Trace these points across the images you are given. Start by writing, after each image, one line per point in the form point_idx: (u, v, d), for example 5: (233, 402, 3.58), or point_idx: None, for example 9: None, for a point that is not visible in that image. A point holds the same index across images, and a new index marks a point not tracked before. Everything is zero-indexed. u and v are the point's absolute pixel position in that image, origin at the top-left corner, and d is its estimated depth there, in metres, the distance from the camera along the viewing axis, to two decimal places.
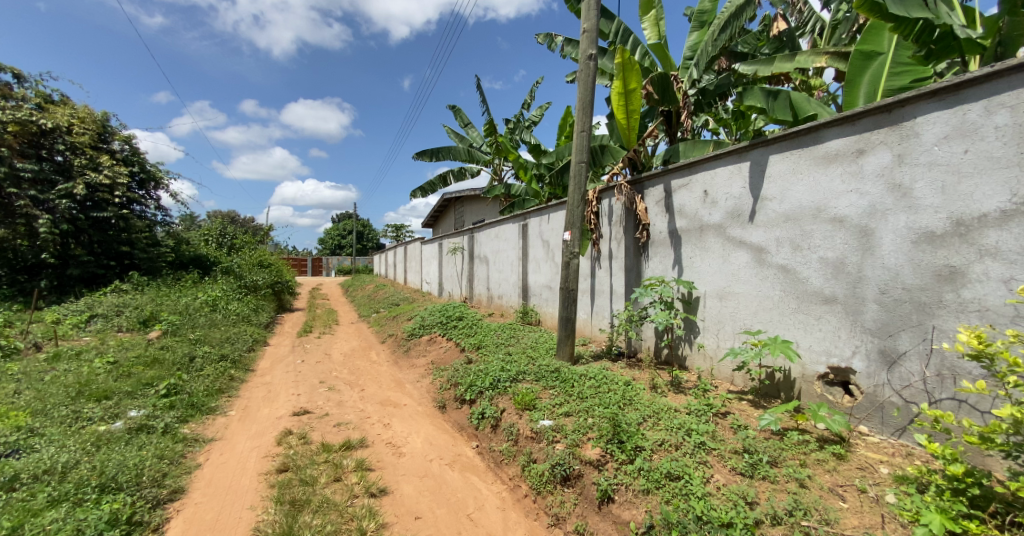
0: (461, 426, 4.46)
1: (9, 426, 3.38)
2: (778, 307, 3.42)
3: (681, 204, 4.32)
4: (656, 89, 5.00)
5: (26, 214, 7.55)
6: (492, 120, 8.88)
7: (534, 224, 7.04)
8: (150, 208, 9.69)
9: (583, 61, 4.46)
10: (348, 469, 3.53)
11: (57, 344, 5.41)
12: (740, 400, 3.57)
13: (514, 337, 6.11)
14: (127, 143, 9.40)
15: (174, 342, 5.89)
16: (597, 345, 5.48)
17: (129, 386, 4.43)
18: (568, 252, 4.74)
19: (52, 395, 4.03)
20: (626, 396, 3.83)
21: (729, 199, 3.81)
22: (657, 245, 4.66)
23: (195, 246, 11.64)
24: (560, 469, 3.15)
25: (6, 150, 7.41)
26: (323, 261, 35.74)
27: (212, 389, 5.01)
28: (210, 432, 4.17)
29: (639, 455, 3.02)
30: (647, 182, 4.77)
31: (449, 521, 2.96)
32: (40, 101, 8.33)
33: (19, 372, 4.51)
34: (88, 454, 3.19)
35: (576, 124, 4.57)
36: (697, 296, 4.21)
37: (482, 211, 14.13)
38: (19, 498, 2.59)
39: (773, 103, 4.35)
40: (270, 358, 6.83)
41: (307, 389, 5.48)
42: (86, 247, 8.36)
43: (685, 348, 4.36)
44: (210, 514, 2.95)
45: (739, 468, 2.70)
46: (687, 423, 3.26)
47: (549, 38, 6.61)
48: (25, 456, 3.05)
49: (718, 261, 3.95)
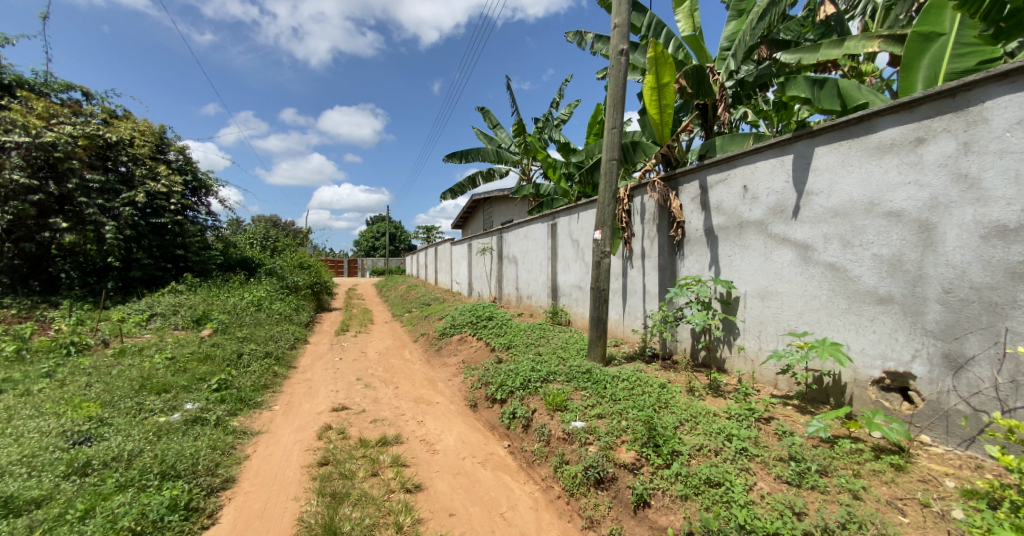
0: (493, 426, 4.48)
1: (82, 416, 3.69)
2: (827, 308, 3.23)
3: (719, 200, 4.16)
4: (691, 82, 4.86)
5: (95, 221, 8.10)
6: (520, 120, 8.89)
7: (563, 224, 7.00)
8: (201, 213, 10.50)
9: (614, 57, 4.38)
10: (384, 464, 3.63)
11: (122, 342, 5.86)
12: (784, 405, 3.40)
13: (544, 337, 6.09)
14: (181, 153, 10.14)
15: (223, 340, 6.25)
16: (629, 347, 5.36)
17: (185, 380, 4.74)
18: (599, 252, 4.66)
19: (118, 387, 4.37)
20: (662, 398, 3.74)
21: (771, 194, 3.63)
22: (693, 243, 4.51)
23: (241, 249, 12.32)
24: (593, 471, 3.11)
25: (78, 163, 8.01)
26: (358, 262, 36.90)
27: (258, 384, 5.28)
28: (257, 426, 4.40)
29: (677, 460, 2.94)
30: (682, 178, 4.62)
31: (483, 520, 2.98)
32: (106, 116, 9.07)
33: (90, 366, 4.91)
34: (150, 443, 3.44)
35: (607, 121, 4.49)
36: (736, 296, 4.04)
37: (510, 212, 14.18)
38: (91, 483, 2.83)
39: (820, 92, 4.14)
40: (310, 356, 7.12)
41: (345, 386, 5.69)
42: (147, 251, 9.03)
43: (723, 350, 4.20)
44: (258, 504, 3.10)
45: (785, 476, 2.58)
46: (727, 427, 3.14)
47: (579, 35, 6.54)
48: (96, 444, 3.33)
49: (759, 259, 3.77)
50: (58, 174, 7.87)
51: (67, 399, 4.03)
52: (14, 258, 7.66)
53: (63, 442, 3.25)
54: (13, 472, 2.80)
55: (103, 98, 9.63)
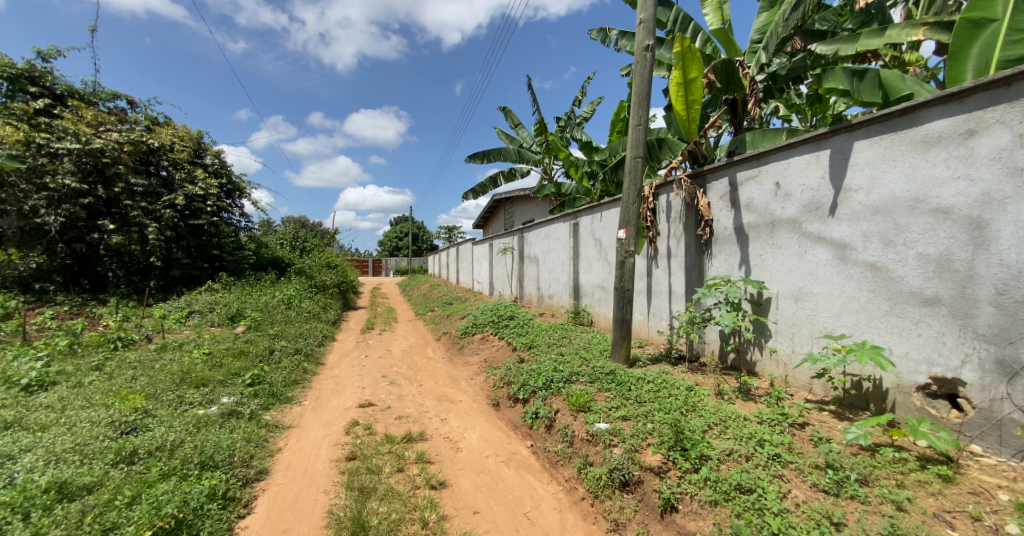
0: (516, 425, 4.49)
1: (129, 407, 3.91)
2: (867, 310, 3.09)
3: (750, 198, 4.04)
4: (719, 77, 4.76)
5: (139, 223, 8.56)
6: (541, 119, 8.86)
7: (586, 223, 6.94)
8: (235, 215, 10.95)
9: (639, 53, 4.30)
10: (409, 460, 3.70)
11: (163, 337, 6.17)
12: (820, 411, 3.26)
13: (566, 337, 6.06)
14: (217, 157, 10.61)
15: (257, 337, 6.50)
16: (654, 348, 5.27)
17: (221, 375, 4.96)
18: (623, 251, 4.60)
19: (161, 381, 4.60)
20: (689, 401, 3.65)
21: (805, 191, 3.49)
22: (721, 242, 4.39)
23: (271, 249, 12.76)
24: (618, 473, 3.08)
25: (124, 168, 8.47)
26: (382, 262, 37.58)
27: (288, 380, 5.46)
28: (288, 420, 4.55)
29: (705, 465, 2.87)
30: (710, 175, 4.51)
31: (507, 519, 2.99)
32: (149, 123, 9.57)
33: (135, 360, 5.20)
34: (190, 434, 3.62)
35: (632, 118, 4.42)
36: (767, 297, 3.91)
37: (532, 211, 14.18)
38: (137, 471, 2.98)
39: (859, 84, 3.99)
40: (338, 353, 7.32)
41: (371, 383, 5.82)
42: (185, 251, 9.47)
43: (754, 353, 4.07)
44: (290, 495, 3.20)
45: (822, 485, 2.48)
46: (759, 433, 3.04)
47: (603, 32, 6.47)
48: (141, 434, 3.51)
49: (792, 258, 3.64)
50: (105, 179, 8.34)
51: (115, 391, 4.26)
52: (66, 258, 8.16)
53: (112, 432, 3.45)
54: (67, 458, 2.98)
55: (146, 106, 10.16)
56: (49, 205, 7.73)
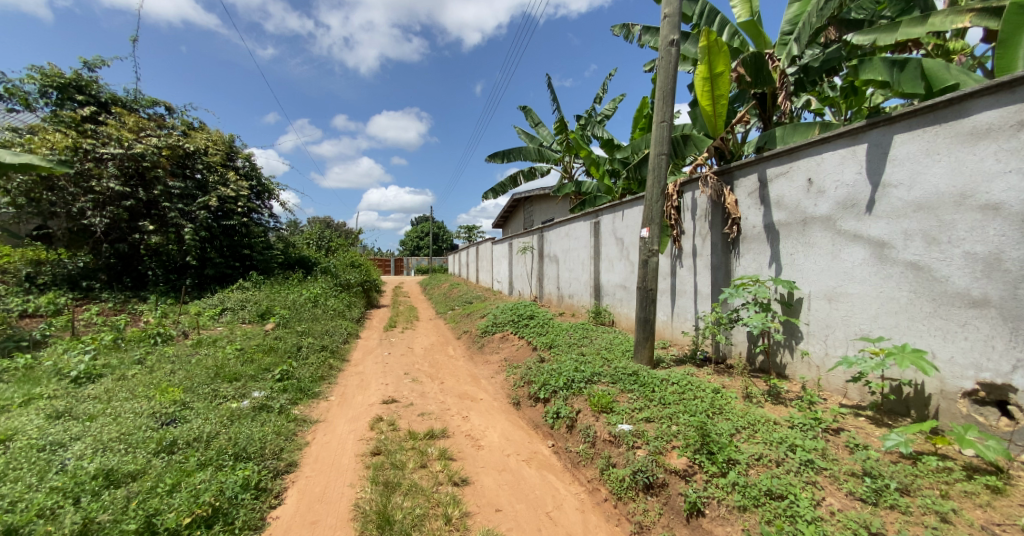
0: (537, 425, 4.48)
1: (168, 400, 4.10)
2: (907, 311, 2.94)
3: (780, 195, 3.90)
4: (749, 70, 4.69)
5: (176, 224, 8.97)
6: (562, 117, 8.80)
7: (607, 222, 6.86)
8: (264, 215, 11.34)
9: (663, 48, 4.22)
10: (432, 457, 3.75)
11: (198, 333, 6.45)
12: (856, 416, 3.12)
13: (587, 337, 6.01)
14: (247, 160, 11.01)
15: (285, 333, 6.71)
16: (678, 349, 5.16)
17: (252, 370, 5.14)
18: (646, 250, 4.52)
19: (196, 375, 4.80)
20: (716, 404, 3.57)
21: (840, 187, 3.36)
22: (749, 241, 4.26)
23: (298, 248, 13.14)
24: (642, 475, 3.03)
25: (162, 171, 8.88)
26: (403, 260, 38.16)
27: (315, 376, 5.61)
28: (315, 414, 4.69)
29: (733, 469, 2.80)
30: (737, 172, 4.39)
31: (530, 518, 2.99)
32: (184, 128, 9.99)
33: (173, 354, 5.44)
34: (225, 427, 3.77)
35: (656, 114, 4.34)
36: (799, 297, 3.77)
37: (552, 210, 14.13)
38: (177, 460, 3.13)
39: (900, 75, 3.82)
40: (362, 350, 7.48)
41: (394, 379, 5.93)
42: (218, 251, 9.86)
43: (784, 355, 3.94)
44: (318, 488, 3.30)
45: (860, 493, 2.38)
46: (790, 437, 2.94)
47: (626, 28, 6.39)
48: (179, 425, 3.68)
49: (826, 257, 3.50)
50: (145, 182, 8.76)
51: (155, 384, 4.48)
52: (110, 257, 8.62)
53: (154, 422, 3.63)
54: (114, 447, 3.15)
55: (182, 111, 10.62)
56: (95, 207, 8.19)
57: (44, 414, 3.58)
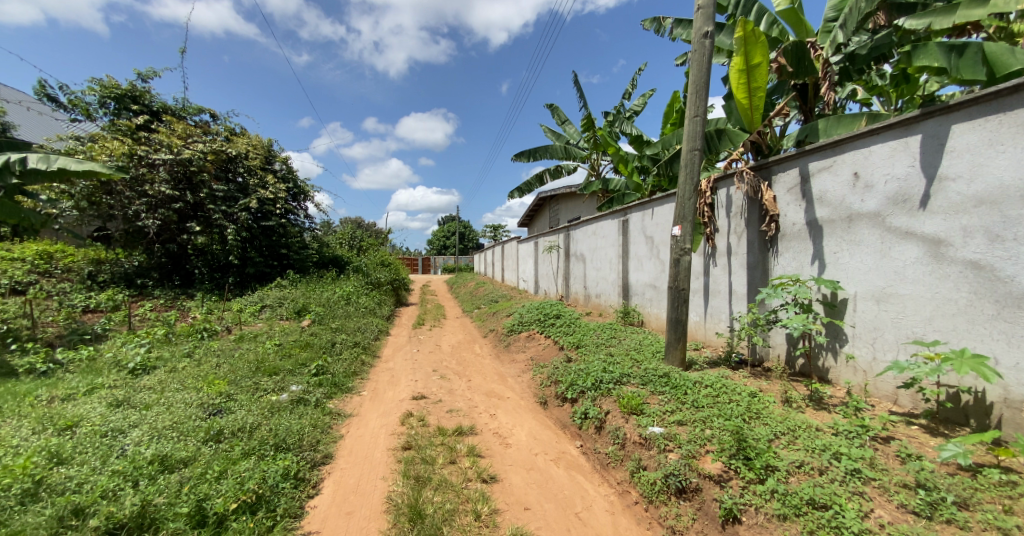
0: (565, 425, 4.46)
1: (215, 391, 4.35)
2: (967, 314, 2.75)
3: (823, 190, 3.72)
4: (791, 60, 4.51)
5: (220, 225, 9.47)
6: (589, 114, 8.68)
7: (636, 219, 6.75)
8: (300, 216, 11.80)
9: (697, 41, 4.09)
10: (461, 453, 3.80)
11: (240, 329, 6.78)
12: (908, 424, 2.94)
13: (615, 337, 5.92)
14: (285, 163, 11.48)
15: (320, 330, 6.97)
16: (712, 351, 5.01)
17: (290, 365, 5.36)
18: (678, 249, 4.40)
19: (240, 368, 5.06)
20: (753, 408, 3.44)
21: (890, 181, 3.16)
22: (789, 239, 4.08)
23: (332, 248, 13.58)
24: (674, 479, 2.96)
25: (208, 175, 9.40)
26: (431, 259, 38.75)
27: (349, 371, 5.80)
28: (349, 408, 4.84)
29: (772, 476, 2.69)
30: (776, 167, 4.20)
31: (559, 518, 2.98)
32: (227, 134, 10.52)
33: (218, 348, 5.76)
34: (266, 418, 3.95)
35: (688, 109, 4.22)
36: (843, 298, 3.58)
37: (578, 208, 13.98)
38: (223, 449, 3.31)
39: (959, 61, 3.57)
40: (392, 347, 7.67)
41: (423, 376, 6.04)
42: (258, 251, 10.33)
43: (827, 359, 3.75)
44: (353, 480, 3.41)
45: (912, 505, 2.25)
46: (835, 445, 2.80)
47: (657, 21, 6.25)
48: (225, 415, 3.90)
49: (874, 256, 3.31)
50: (192, 186, 9.28)
51: (203, 376, 4.75)
52: (161, 257, 9.20)
53: (202, 412, 3.86)
54: (167, 434, 3.36)
55: (225, 118, 11.20)
56: (148, 209, 8.75)
57: (106, 403, 3.86)
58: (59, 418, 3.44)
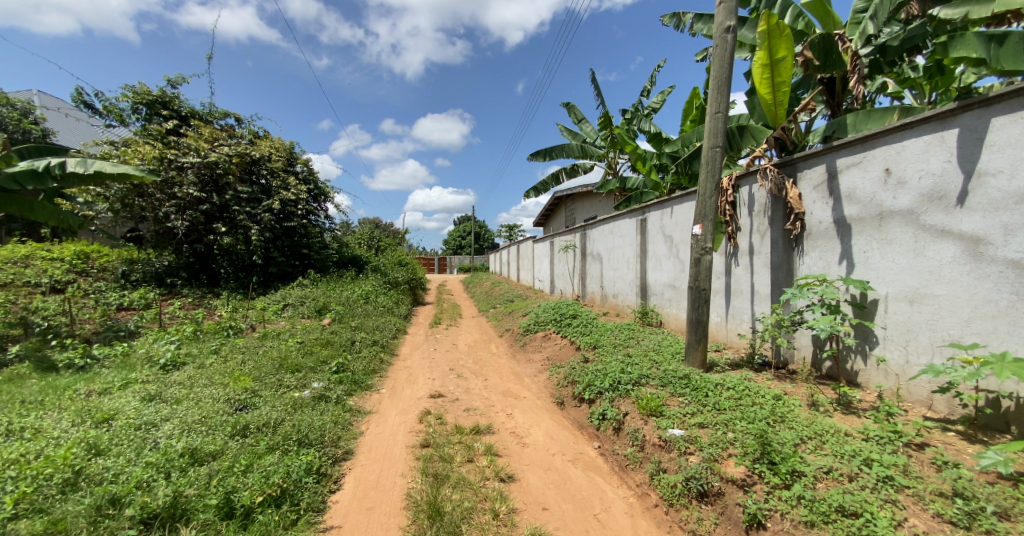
0: (582, 425, 4.43)
1: (241, 387, 4.47)
2: (1008, 316, 2.63)
3: (852, 187, 3.59)
4: (817, 53, 4.39)
5: (244, 226, 9.74)
6: (606, 112, 8.60)
7: (655, 218, 6.66)
8: (321, 217, 12.04)
9: (718, 35, 4.01)
10: (479, 452, 3.82)
11: (264, 327, 6.96)
12: (944, 431, 2.82)
13: (633, 338, 5.85)
14: (306, 165, 11.72)
15: (340, 328, 7.10)
16: (734, 353, 4.91)
17: (312, 362, 5.48)
18: (699, 248, 4.32)
19: (264, 365, 5.20)
20: (777, 411, 3.35)
21: (924, 177, 3.04)
22: (815, 238, 3.97)
23: (351, 248, 13.81)
24: (696, 483, 2.91)
25: (233, 177, 9.68)
26: (447, 259, 39.06)
27: (368, 369, 5.89)
28: (368, 405, 4.92)
29: (799, 481, 2.61)
30: (801, 163, 4.09)
31: (577, 518, 2.96)
32: (251, 137, 10.80)
33: (242, 345, 5.94)
34: (289, 414, 4.05)
35: (709, 105, 4.14)
36: (873, 299, 3.46)
37: (594, 208, 13.87)
38: (249, 443, 3.41)
39: (1000, 51, 3.39)
40: (409, 345, 7.75)
41: (440, 374, 6.09)
42: (281, 251, 10.59)
43: (856, 361, 3.63)
44: (373, 476, 3.46)
45: (949, 515, 2.16)
46: (865, 451, 2.70)
47: (676, 17, 6.15)
48: (251, 411, 4.01)
49: (907, 255, 3.18)
50: (218, 188, 9.58)
51: (229, 372, 4.90)
52: (189, 257, 9.52)
53: (229, 408, 3.98)
54: (196, 428, 3.48)
55: (249, 122, 11.53)
56: (177, 211, 9.06)
57: (139, 397, 4.02)
58: (96, 411, 3.60)
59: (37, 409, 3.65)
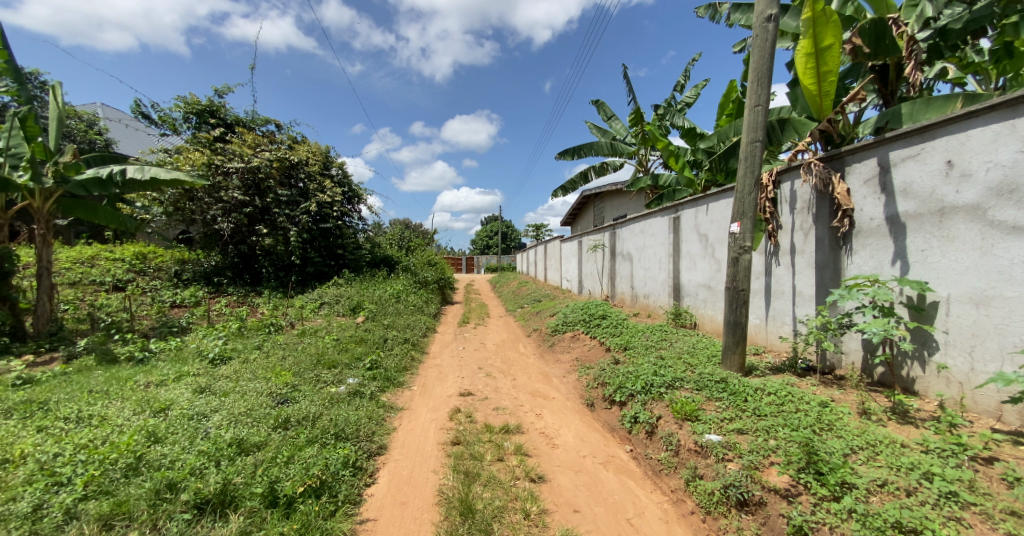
0: (613, 428, 4.35)
1: (282, 382, 4.68)
2: None
3: (907, 181, 3.35)
4: (868, 40, 4.16)
5: (283, 227, 10.17)
6: (637, 108, 8.41)
7: (689, 216, 6.46)
8: (355, 218, 12.42)
9: (758, 25, 3.84)
10: (509, 451, 3.83)
11: (302, 324, 7.26)
12: (1016, 445, 2.59)
13: (666, 340, 5.70)
14: (341, 168, 12.11)
15: (373, 326, 7.30)
16: (775, 357, 4.70)
17: (347, 359, 5.66)
18: (737, 247, 4.15)
19: (302, 361, 5.43)
20: (824, 419, 3.18)
21: (993, 169, 2.80)
22: (865, 235, 3.73)
23: (382, 248, 14.18)
24: (735, 491, 2.80)
25: (273, 181, 10.13)
26: (474, 260, 39.59)
27: (400, 366, 6.04)
28: (400, 402, 5.03)
29: (849, 494, 2.46)
30: (850, 156, 3.85)
31: (609, 522, 2.92)
32: (290, 142, 11.26)
33: (282, 342, 6.21)
34: (326, 408, 4.20)
35: (748, 99, 3.97)
36: (933, 301, 3.22)
37: (624, 206, 13.61)
38: (291, 435, 3.56)
39: None
40: (439, 344, 7.87)
41: (469, 373, 6.16)
42: (317, 252, 11.00)
43: (912, 368, 3.39)
44: (406, 471, 3.54)
45: None
46: (925, 464, 2.52)
47: (712, 8, 5.95)
48: (291, 404, 4.19)
49: (972, 255, 2.95)
50: (260, 191, 10.07)
51: (271, 367, 5.14)
52: (233, 257, 10.06)
53: (272, 401, 4.17)
54: (243, 419, 3.67)
55: (288, 128, 12.04)
56: (223, 214, 9.58)
57: (191, 389, 4.28)
58: (153, 402, 3.86)
59: (102, 397, 3.97)
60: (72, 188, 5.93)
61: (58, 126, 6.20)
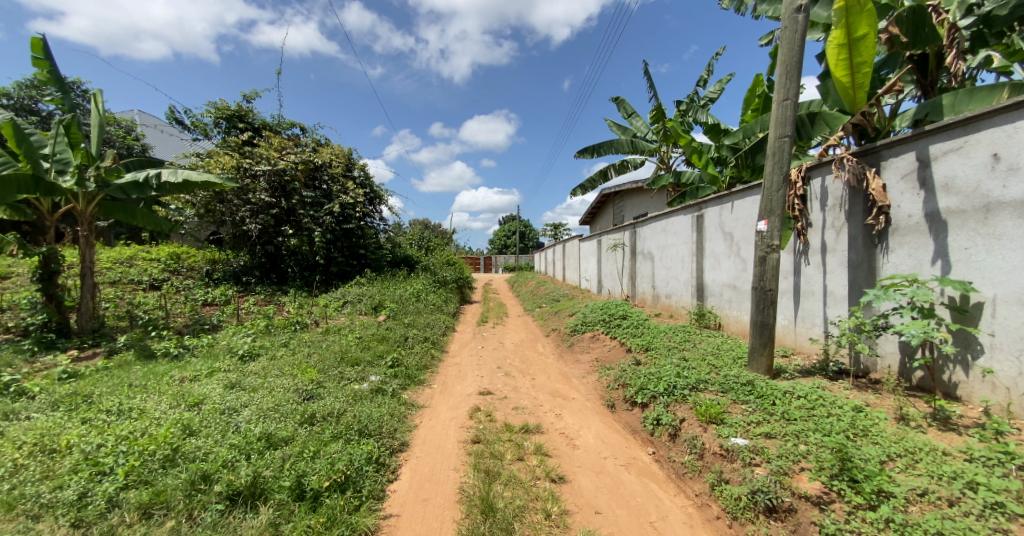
0: (634, 430, 4.29)
1: (308, 378, 4.81)
2: None
3: (949, 176, 3.19)
4: (906, 28, 4.00)
5: (307, 228, 10.43)
6: (658, 104, 8.27)
7: (713, 214, 6.32)
8: (376, 219, 12.64)
9: (787, 16, 3.73)
10: (529, 450, 3.83)
11: (326, 323, 7.43)
12: None
13: (689, 341, 5.59)
14: (363, 170, 12.34)
15: (394, 325, 7.41)
16: (804, 359, 4.54)
17: (370, 356, 5.76)
18: (764, 246, 4.03)
19: (326, 358, 5.55)
20: (859, 424, 3.05)
21: None
22: (902, 233, 3.57)
23: (403, 248, 14.38)
24: (763, 497, 2.71)
25: (298, 183, 10.41)
26: (492, 260, 39.85)
27: (420, 364, 6.11)
28: (421, 400, 5.09)
29: (886, 503, 2.36)
30: (886, 151, 3.69)
31: (631, 524, 2.89)
32: (314, 144, 11.54)
33: (307, 339, 6.37)
34: (350, 405, 4.28)
35: (776, 92, 3.85)
36: (977, 302, 3.05)
37: (645, 204, 13.41)
38: (316, 431, 3.65)
39: None
40: (458, 343, 7.92)
41: (489, 372, 6.18)
42: (340, 252, 11.24)
43: (955, 372, 3.21)
44: (427, 468, 3.58)
45: None
46: (969, 473, 2.39)
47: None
48: (316, 400, 4.30)
49: (1020, 253, 2.78)
50: (286, 193, 10.36)
51: (297, 364, 5.28)
52: (261, 257, 10.38)
53: (298, 397, 4.28)
54: (271, 414, 3.79)
55: (311, 131, 12.34)
56: (250, 215, 9.90)
57: (223, 384, 4.44)
58: (188, 396, 4.02)
59: (140, 391, 4.16)
60: (112, 192, 6.23)
61: (99, 132, 6.53)
